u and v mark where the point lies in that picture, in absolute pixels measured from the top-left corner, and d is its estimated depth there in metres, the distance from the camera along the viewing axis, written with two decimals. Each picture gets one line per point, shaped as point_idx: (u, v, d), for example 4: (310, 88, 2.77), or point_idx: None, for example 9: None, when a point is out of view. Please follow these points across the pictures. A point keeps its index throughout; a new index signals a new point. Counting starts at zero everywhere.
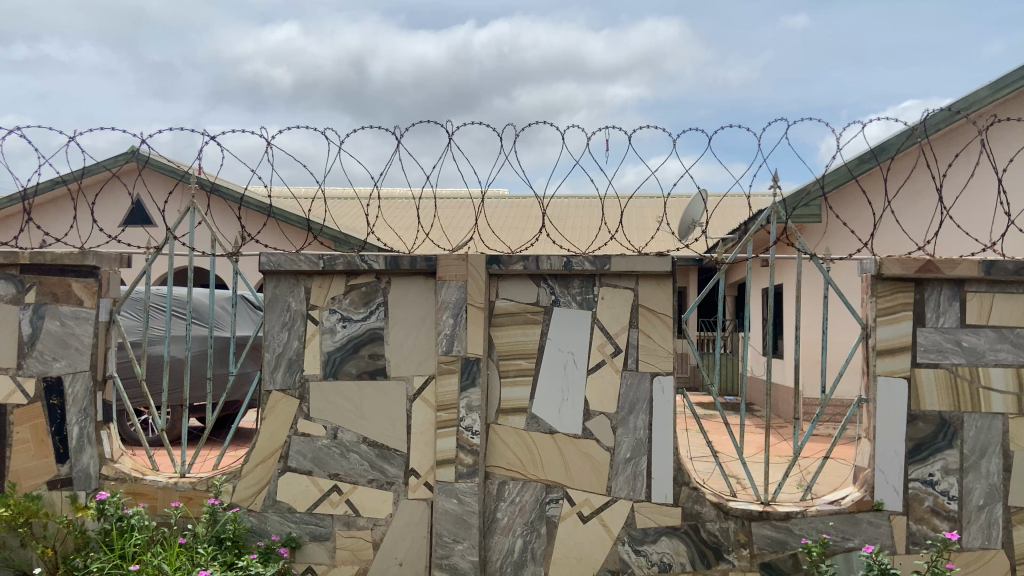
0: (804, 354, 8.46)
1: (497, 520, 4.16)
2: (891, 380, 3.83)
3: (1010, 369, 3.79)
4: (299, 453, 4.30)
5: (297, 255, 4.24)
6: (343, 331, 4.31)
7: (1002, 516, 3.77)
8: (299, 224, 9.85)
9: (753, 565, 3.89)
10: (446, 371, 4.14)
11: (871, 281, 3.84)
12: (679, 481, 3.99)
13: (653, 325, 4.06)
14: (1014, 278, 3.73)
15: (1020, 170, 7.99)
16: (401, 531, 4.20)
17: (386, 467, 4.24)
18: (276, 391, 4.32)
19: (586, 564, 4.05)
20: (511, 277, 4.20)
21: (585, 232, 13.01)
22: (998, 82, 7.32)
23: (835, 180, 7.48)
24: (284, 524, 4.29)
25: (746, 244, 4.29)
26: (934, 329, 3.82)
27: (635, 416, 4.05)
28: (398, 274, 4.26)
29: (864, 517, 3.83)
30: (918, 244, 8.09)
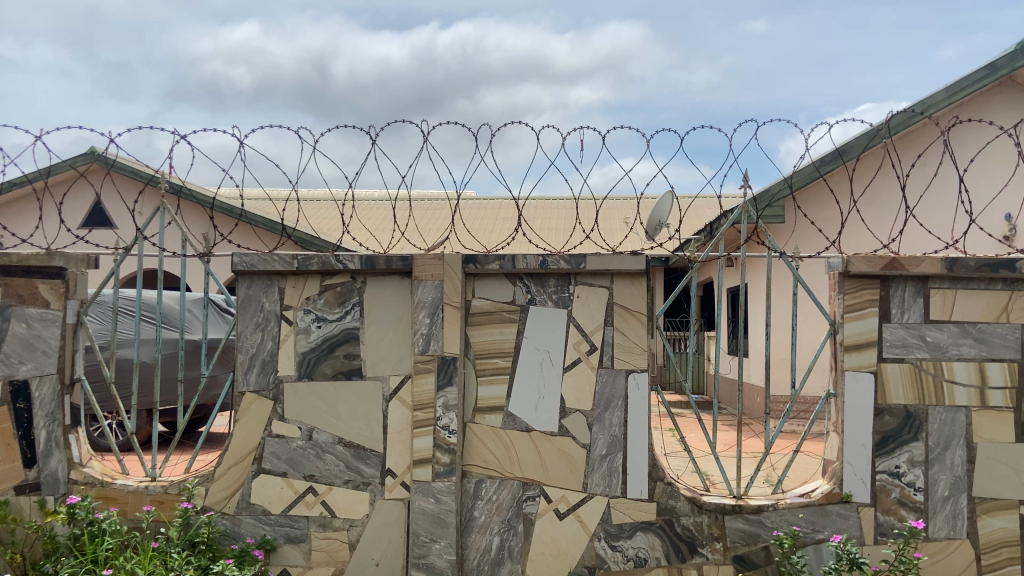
0: (773, 353, 8.59)
1: (474, 519, 4.16)
2: (859, 374, 3.93)
3: (973, 362, 3.90)
4: (273, 455, 4.27)
5: (271, 255, 4.22)
6: (318, 331, 4.28)
7: (966, 507, 3.89)
8: (269, 225, 9.73)
9: (726, 558, 3.96)
10: (423, 371, 4.15)
11: (839, 278, 3.95)
12: (654, 477, 4.04)
13: (628, 323, 4.11)
14: (974, 275, 3.86)
15: (979, 172, 8.22)
16: (378, 531, 4.18)
17: (362, 467, 4.22)
18: (249, 393, 4.28)
19: (563, 561, 4.08)
20: (487, 276, 4.22)
21: (558, 232, 13.09)
22: (955, 85, 7.54)
23: (801, 180, 7.63)
24: (258, 527, 4.25)
25: (717, 243, 4.36)
26: (899, 325, 3.93)
27: (611, 413, 4.10)
28: (374, 273, 4.25)
29: (833, 509, 3.92)
30: (882, 242, 8.28)
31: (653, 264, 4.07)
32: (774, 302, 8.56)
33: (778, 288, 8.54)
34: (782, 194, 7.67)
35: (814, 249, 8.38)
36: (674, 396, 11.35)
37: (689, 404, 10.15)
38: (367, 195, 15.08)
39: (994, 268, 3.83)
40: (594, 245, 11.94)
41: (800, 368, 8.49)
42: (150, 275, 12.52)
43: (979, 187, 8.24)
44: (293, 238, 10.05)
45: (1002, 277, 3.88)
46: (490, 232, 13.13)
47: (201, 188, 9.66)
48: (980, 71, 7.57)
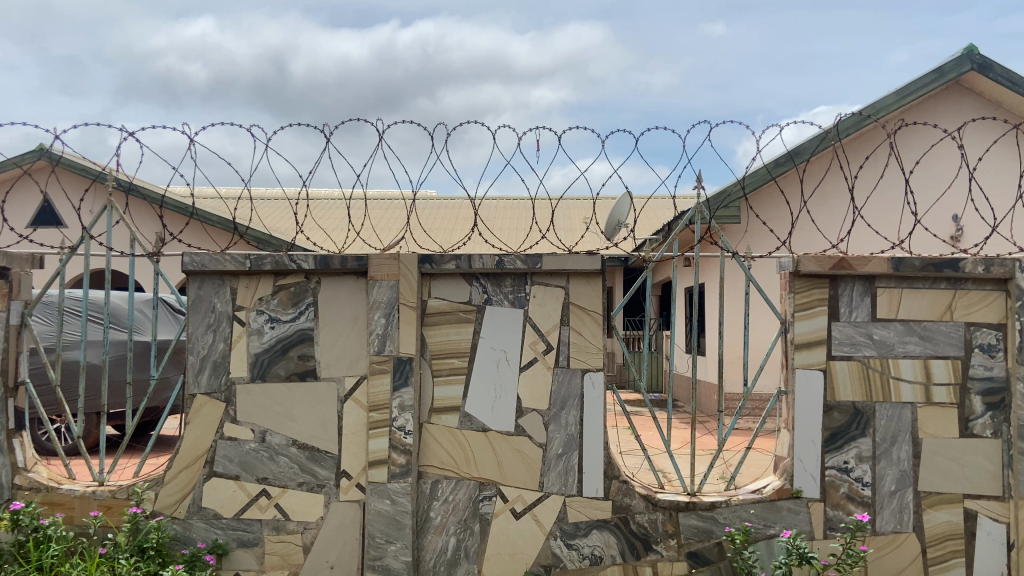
0: (727, 352, 8.69)
1: (430, 520, 4.14)
2: (809, 372, 4.00)
3: (918, 360, 4.00)
4: (225, 458, 4.20)
5: (223, 255, 4.16)
6: (271, 332, 4.23)
7: (912, 501, 3.97)
8: (223, 224, 9.53)
9: (680, 555, 4.00)
10: (378, 372, 4.12)
11: (790, 278, 4.02)
12: (610, 475, 4.07)
13: (584, 323, 4.13)
14: (919, 274, 3.95)
15: (925, 173, 8.45)
16: (332, 534, 4.14)
17: (317, 469, 4.17)
18: (201, 395, 4.21)
19: (519, 561, 4.08)
20: (443, 276, 4.21)
21: (516, 232, 13.10)
22: (905, 89, 7.71)
23: (755, 182, 7.75)
24: (210, 531, 4.18)
25: (672, 243, 4.40)
26: (847, 324, 4.02)
27: (567, 412, 4.12)
28: (329, 273, 4.21)
29: (784, 504, 3.98)
30: (832, 242, 8.46)
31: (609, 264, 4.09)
32: (729, 301, 8.67)
33: (731, 287, 8.67)
34: (734, 195, 7.80)
35: (766, 249, 8.51)
36: (631, 395, 11.38)
37: (645, 403, 10.20)
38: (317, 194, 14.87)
39: (938, 269, 3.93)
40: (553, 245, 11.96)
41: (752, 366, 8.62)
42: (99, 275, 12.19)
43: (925, 188, 8.47)
44: (247, 238, 9.87)
45: (946, 277, 3.98)
46: (449, 232, 13.08)
47: (152, 186, 9.45)
48: (929, 76, 7.74)
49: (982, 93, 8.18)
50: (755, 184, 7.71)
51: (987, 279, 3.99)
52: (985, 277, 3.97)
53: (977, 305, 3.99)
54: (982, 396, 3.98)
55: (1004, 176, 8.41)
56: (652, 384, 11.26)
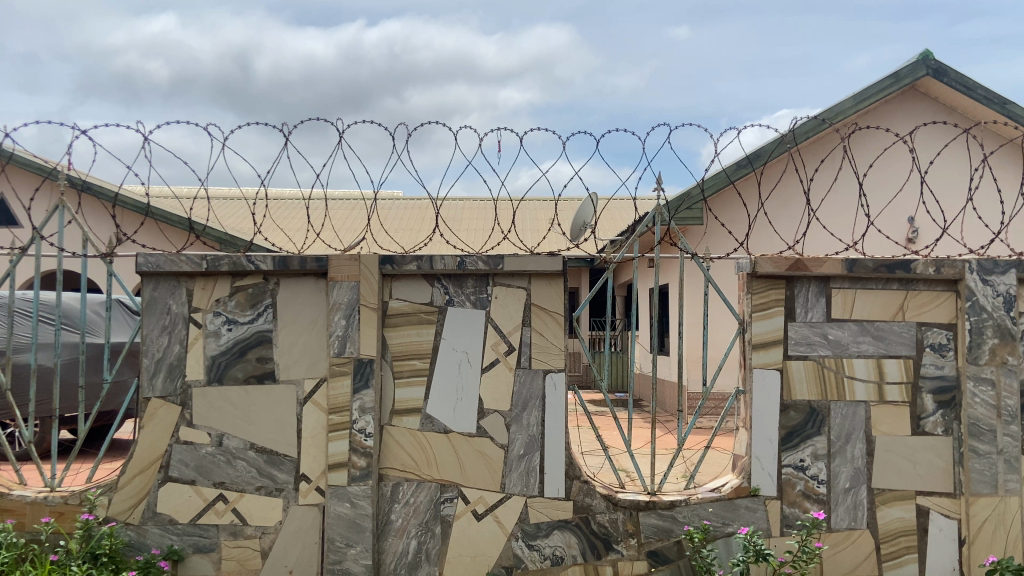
0: (687, 351, 8.76)
1: (391, 523, 4.11)
2: (766, 372, 4.06)
3: (871, 360, 4.08)
4: (181, 462, 4.14)
5: (179, 256, 4.10)
6: (228, 334, 4.18)
7: (866, 498, 4.04)
8: (180, 224, 9.36)
9: (641, 554, 4.02)
10: (338, 374, 4.08)
11: (747, 279, 4.08)
12: (571, 475, 4.08)
13: (546, 324, 4.14)
14: (872, 275, 4.03)
15: (880, 176, 8.63)
16: (291, 538, 4.09)
17: (275, 473, 4.12)
18: (155, 399, 4.14)
19: (480, 562, 4.07)
20: (404, 277, 4.18)
21: (479, 233, 13.09)
22: (861, 93, 7.87)
23: (715, 184, 7.85)
24: (165, 536, 4.12)
25: (633, 244, 4.42)
26: (803, 323, 4.09)
27: (529, 413, 4.12)
28: (287, 274, 4.16)
29: (742, 502, 4.03)
30: (788, 243, 8.60)
31: (570, 265, 4.10)
32: (689, 301, 8.76)
33: (690, 286, 8.76)
34: (695, 198, 7.88)
35: (725, 250, 8.62)
36: (594, 395, 11.41)
37: (606, 403, 10.24)
38: (277, 194, 14.70)
39: (891, 270, 4.01)
40: (514, 245, 11.97)
41: (711, 366, 8.71)
42: (53, 275, 11.90)
43: (879, 191, 8.65)
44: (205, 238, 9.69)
45: (898, 277, 4.06)
46: (414, 233, 13.02)
47: (106, 184, 9.25)
48: (885, 81, 7.90)
49: (937, 98, 8.37)
50: (715, 186, 7.81)
51: (937, 280, 4.08)
52: (936, 278, 4.05)
53: (928, 305, 4.09)
54: (933, 394, 4.06)
55: (955, 179, 8.63)
56: (615, 384, 11.31)
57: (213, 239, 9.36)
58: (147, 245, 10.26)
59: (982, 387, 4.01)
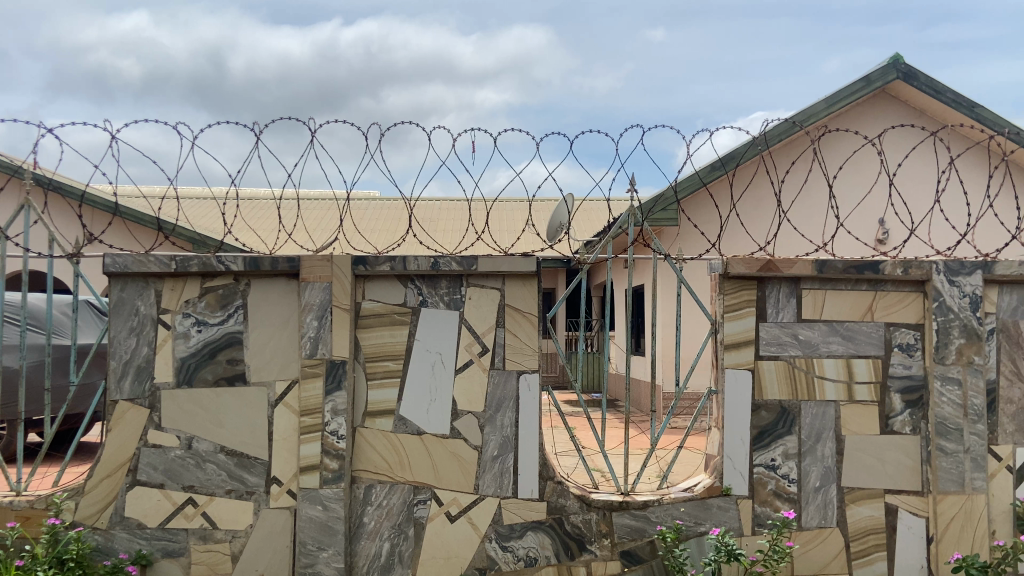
0: (661, 350, 8.80)
1: (363, 525, 4.08)
2: (737, 372, 4.09)
3: (840, 360, 4.13)
4: (149, 466, 4.08)
5: (147, 256, 4.04)
6: (198, 335, 4.12)
7: (836, 497, 4.08)
8: (150, 224, 9.22)
9: (614, 554, 4.03)
10: (310, 375, 4.05)
11: (719, 280, 4.11)
12: (545, 476, 4.08)
13: (519, 324, 4.14)
14: (841, 276, 4.08)
15: (851, 178, 8.74)
16: (262, 541, 4.05)
17: (246, 476, 4.08)
18: (123, 402, 4.08)
19: (453, 563, 4.06)
20: (377, 278, 4.16)
21: (453, 233, 13.06)
22: (834, 96, 7.96)
23: (688, 186, 7.90)
24: (133, 541, 4.06)
25: (606, 245, 4.43)
26: (774, 324, 4.12)
27: (502, 414, 4.11)
28: (259, 275, 4.11)
29: (714, 502, 4.06)
30: (760, 244, 8.69)
31: (544, 266, 4.10)
32: (663, 301, 8.81)
33: (663, 287, 8.83)
34: (669, 199, 7.93)
35: (698, 250, 8.68)
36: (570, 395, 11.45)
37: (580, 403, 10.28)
38: (252, 194, 14.55)
39: (860, 271, 4.06)
40: (487, 245, 11.96)
41: (684, 365, 8.77)
42: (20, 276, 11.66)
43: (849, 192, 8.77)
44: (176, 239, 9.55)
45: (867, 278, 4.11)
46: (391, 233, 12.96)
47: (74, 183, 9.09)
48: (857, 84, 8.01)
49: (907, 102, 8.50)
50: (687, 189, 7.87)
51: (905, 281, 4.13)
52: (903, 279, 4.11)
53: (896, 306, 4.14)
54: (901, 394, 4.12)
55: (924, 182, 8.76)
56: (591, 384, 11.35)
57: (184, 239, 9.23)
58: (116, 245, 10.09)
59: (948, 386, 4.07)
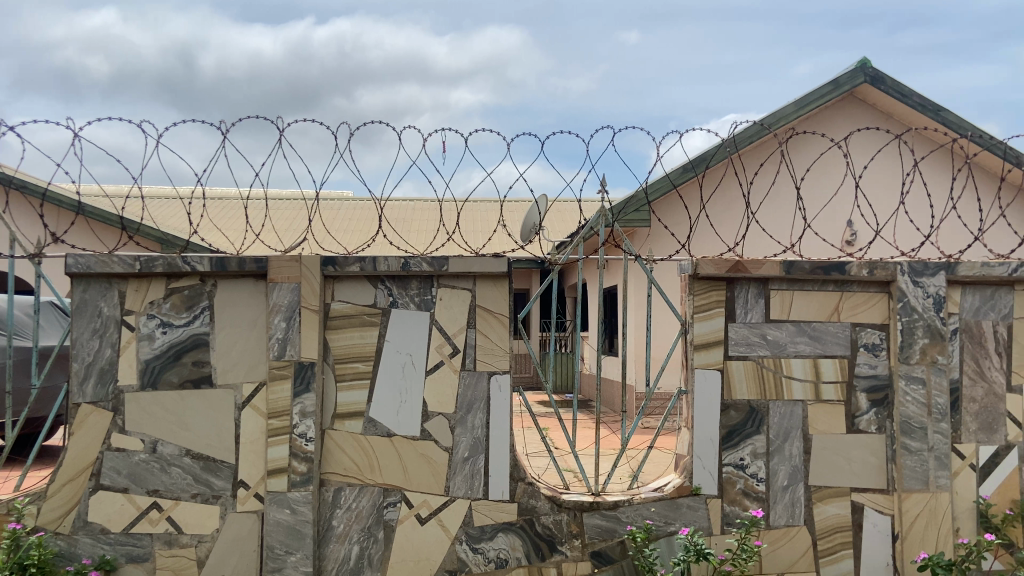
0: (633, 350, 8.84)
1: (332, 529, 4.04)
2: (707, 372, 4.12)
3: (808, 360, 4.17)
4: (113, 470, 4.00)
5: (110, 256, 3.96)
6: (162, 337, 4.06)
7: (804, 495, 4.12)
8: (114, 222, 9.03)
9: (585, 554, 4.03)
10: (278, 378, 4.00)
11: (689, 280, 4.13)
12: (515, 477, 4.07)
13: (490, 325, 4.12)
14: (809, 277, 4.12)
15: (819, 180, 8.87)
16: (229, 546, 3.99)
17: (212, 480, 4.02)
18: (86, 405, 4.00)
19: (423, 566, 4.03)
20: (347, 278, 4.12)
21: (424, 233, 13.03)
22: (803, 99, 8.06)
23: (659, 188, 7.94)
24: (97, 546, 3.98)
25: (578, 246, 4.44)
26: (743, 324, 4.16)
27: (473, 415, 4.10)
28: (225, 276, 4.06)
29: (684, 501, 4.08)
30: (728, 245, 8.78)
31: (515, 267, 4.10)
32: (634, 302, 8.85)
33: (635, 288, 8.88)
34: (640, 200, 7.96)
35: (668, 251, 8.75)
36: (541, 395, 11.49)
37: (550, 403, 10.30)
38: (223, 193, 14.38)
39: (826, 272, 4.11)
40: (458, 245, 11.94)
41: (655, 365, 8.82)
42: None
43: (816, 195, 8.90)
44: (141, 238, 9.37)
45: (834, 279, 4.16)
46: (361, 234, 12.88)
47: (35, 180, 8.89)
48: (826, 87, 8.11)
49: (875, 105, 8.64)
50: (658, 190, 7.92)
51: (871, 282, 4.19)
52: (869, 280, 4.17)
53: (862, 306, 4.19)
54: (867, 393, 4.17)
55: (889, 184, 8.91)
56: (562, 385, 11.35)
57: (148, 238, 9.06)
58: (79, 245, 9.90)
59: (913, 386, 4.12)
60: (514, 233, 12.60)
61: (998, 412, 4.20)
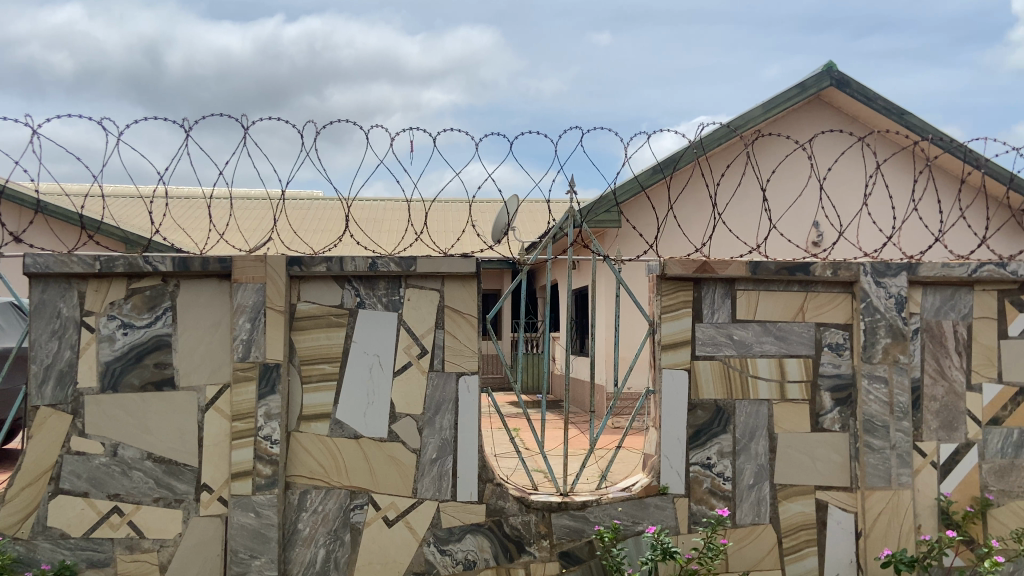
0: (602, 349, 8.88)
1: (298, 532, 3.99)
2: (674, 372, 4.14)
3: (773, 359, 4.21)
4: (73, 474, 3.91)
5: (69, 256, 3.88)
6: (123, 338, 3.98)
7: (769, 494, 4.16)
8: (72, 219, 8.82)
9: (553, 555, 4.03)
10: (242, 379, 3.94)
11: (657, 281, 4.15)
12: (483, 478, 4.05)
13: (458, 326, 4.11)
14: (774, 278, 4.17)
15: (784, 181, 8.99)
16: (192, 550, 3.93)
17: (175, 483, 3.95)
18: (45, 407, 3.91)
19: (390, 568, 4.00)
20: (314, 279, 4.07)
21: (392, 233, 12.97)
22: (770, 102, 8.15)
23: (628, 189, 7.98)
24: (57, 551, 3.89)
25: (546, 246, 4.43)
26: (709, 324, 4.19)
27: (441, 416, 4.07)
28: (189, 277, 3.99)
29: (651, 501, 4.09)
30: (695, 246, 8.86)
31: (483, 267, 4.08)
32: (603, 302, 8.89)
33: (605, 288, 8.92)
34: (609, 202, 8.00)
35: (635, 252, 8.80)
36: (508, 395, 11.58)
37: (520, 403, 10.31)
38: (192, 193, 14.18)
39: (791, 272, 4.16)
40: (426, 245, 11.91)
41: (623, 365, 8.86)
42: None
43: (781, 196, 9.03)
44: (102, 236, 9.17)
45: (798, 280, 4.20)
46: (325, 233, 12.79)
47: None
48: (793, 90, 8.22)
49: (839, 108, 8.77)
50: (627, 192, 7.97)
51: (835, 282, 4.25)
52: (833, 280, 4.22)
53: (827, 306, 4.25)
54: (831, 392, 4.22)
55: (853, 186, 9.06)
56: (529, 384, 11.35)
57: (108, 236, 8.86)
58: (39, 244, 9.68)
59: (876, 385, 4.19)
60: (484, 233, 12.60)
61: (958, 411, 4.28)
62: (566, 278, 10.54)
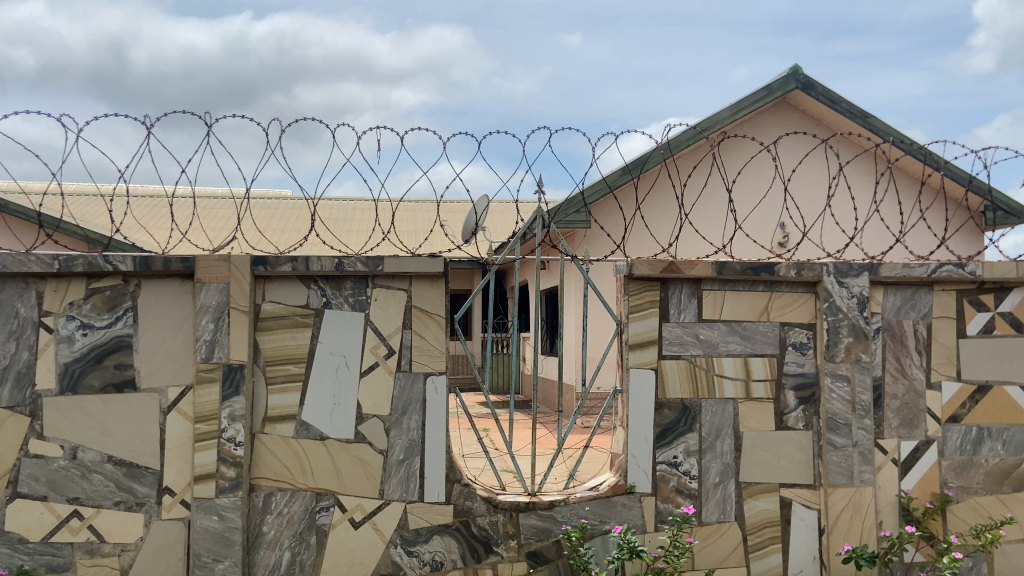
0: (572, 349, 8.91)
1: (263, 535, 3.94)
2: (641, 371, 4.17)
3: (739, 358, 4.26)
4: (31, 477, 3.83)
5: (27, 255, 3.79)
6: (83, 339, 3.90)
7: (735, 492, 4.20)
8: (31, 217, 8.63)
9: (520, 555, 4.02)
10: (205, 381, 3.88)
11: (624, 281, 4.17)
12: (451, 479, 4.04)
13: (426, 326, 4.09)
14: (740, 278, 4.21)
15: (751, 182, 9.12)
16: (154, 554, 3.86)
17: (136, 486, 3.88)
18: (2, 409, 3.82)
19: (356, 570, 3.97)
20: (279, 279, 4.03)
21: (361, 233, 12.89)
22: (738, 104, 8.24)
23: (596, 190, 8.02)
24: (14, 556, 3.81)
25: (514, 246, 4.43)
26: (676, 324, 4.22)
27: (409, 416, 4.05)
28: (151, 276, 3.92)
29: (618, 500, 4.11)
30: (663, 246, 8.94)
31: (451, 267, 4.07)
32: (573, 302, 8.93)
33: (575, 288, 8.95)
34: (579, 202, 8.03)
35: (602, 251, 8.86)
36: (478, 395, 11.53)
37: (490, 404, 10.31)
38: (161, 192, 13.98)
39: (756, 272, 4.20)
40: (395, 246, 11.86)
41: (592, 365, 8.89)
42: None
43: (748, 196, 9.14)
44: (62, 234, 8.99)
45: (763, 280, 4.25)
46: (291, 234, 12.68)
47: None
48: (760, 93, 8.32)
49: (805, 111, 8.90)
50: (596, 193, 8.01)
51: (799, 283, 4.30)
52: (797, 281, 4.28)
53: (791, 306, 4.30)
54: (795, 391, 4.28)
55: (818, 187, 9.20)
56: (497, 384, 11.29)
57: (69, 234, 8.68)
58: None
59: (839, 384, 4.25)
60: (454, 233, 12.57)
61: (919, 409, 4.36)
62: (536, 278, 10.56)
